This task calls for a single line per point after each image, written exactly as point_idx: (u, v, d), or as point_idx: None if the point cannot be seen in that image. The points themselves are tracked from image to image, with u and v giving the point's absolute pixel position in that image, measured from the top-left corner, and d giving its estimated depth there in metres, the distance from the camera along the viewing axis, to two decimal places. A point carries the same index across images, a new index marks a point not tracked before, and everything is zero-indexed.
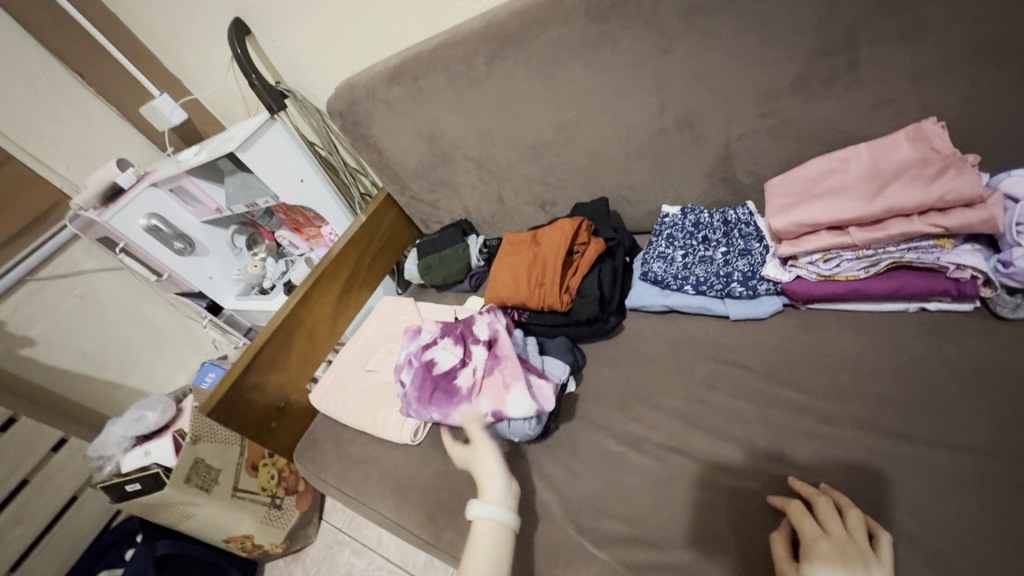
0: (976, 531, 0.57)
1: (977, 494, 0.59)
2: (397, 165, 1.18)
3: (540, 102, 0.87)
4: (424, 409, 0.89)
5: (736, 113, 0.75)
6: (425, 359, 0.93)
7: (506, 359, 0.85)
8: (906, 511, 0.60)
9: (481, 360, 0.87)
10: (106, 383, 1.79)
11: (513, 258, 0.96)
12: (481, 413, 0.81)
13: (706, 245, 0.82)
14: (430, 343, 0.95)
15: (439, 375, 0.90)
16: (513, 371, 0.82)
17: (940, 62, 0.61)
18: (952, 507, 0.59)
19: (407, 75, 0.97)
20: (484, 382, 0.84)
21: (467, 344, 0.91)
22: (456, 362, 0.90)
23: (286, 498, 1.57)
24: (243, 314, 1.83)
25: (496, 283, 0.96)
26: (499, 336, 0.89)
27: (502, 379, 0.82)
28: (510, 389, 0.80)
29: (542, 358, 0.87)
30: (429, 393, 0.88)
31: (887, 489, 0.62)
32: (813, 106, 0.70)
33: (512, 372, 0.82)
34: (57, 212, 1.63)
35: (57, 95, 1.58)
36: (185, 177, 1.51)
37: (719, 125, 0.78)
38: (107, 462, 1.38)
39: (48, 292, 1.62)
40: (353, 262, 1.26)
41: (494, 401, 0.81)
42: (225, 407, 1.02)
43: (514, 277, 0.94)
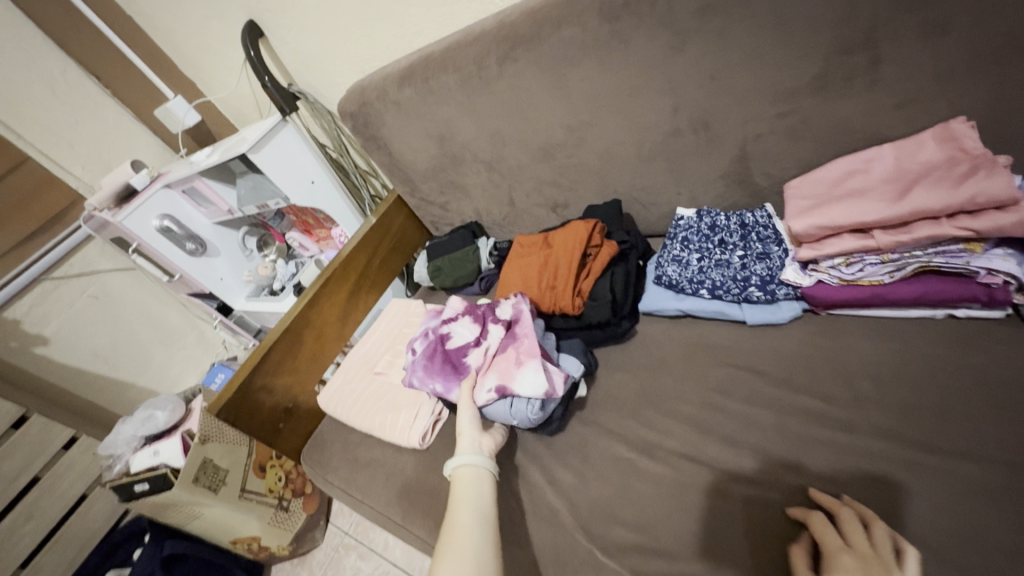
0: (1009, 550, 0.54)
1: (1010, 510, 0.56)
2: (407, 167, 1.17)
3: (552, 103, 0.86)
4: (428, 379, 0.86)
5: (753, 114, 0.73)
6: (441, 332, 0.90)
7: (523, 340, 0.82)
8: (933, 527, 0.57)
9: (497, 338, 0.85)
10: (117, 383, 1.80)
11: (524, 261, 0.95)
12: (486, 388, 0.79)
13: (723, 248, 0.80)
14: (448, 317, 0.92)
15: (451, 350, 0.87)
16: (528, 351, 0.80)
17: (969, 60, 0.59)
18: (982, 524, 0.56)
19: (417, 76, 0.96)
20: (496, 360, 0.82)
21: (484, 323, 0.88)
22: (470, 339, 0.87)
23: (293, 500, 1.56)
24: (253, 315, 1.83)
25: (506, 286, 0.95)
26: (521, 318, 0.87)
27: (515, 358, 0.80)
28: (522, 367, 0.78)
29: (556, 351, 0.85)
30: (437, 363, 0.86)
31: (912, 503, 0.60)
32: (834, 106, 0.68)
33: (527, 350, 0.80)
34: (72, 213, 1.65)
35: (74, 98, 1.60)
36: (197, 178, 1.52)
37: (736, 126, 0.75)
38: (117, 461, 1.38)
39: (63, 292, 1.64)
40: (363, 263, 1.26)
41: (502, 377, 0.79)
42: (233, 406, 1.01)
43: (525, 280, 0.92)
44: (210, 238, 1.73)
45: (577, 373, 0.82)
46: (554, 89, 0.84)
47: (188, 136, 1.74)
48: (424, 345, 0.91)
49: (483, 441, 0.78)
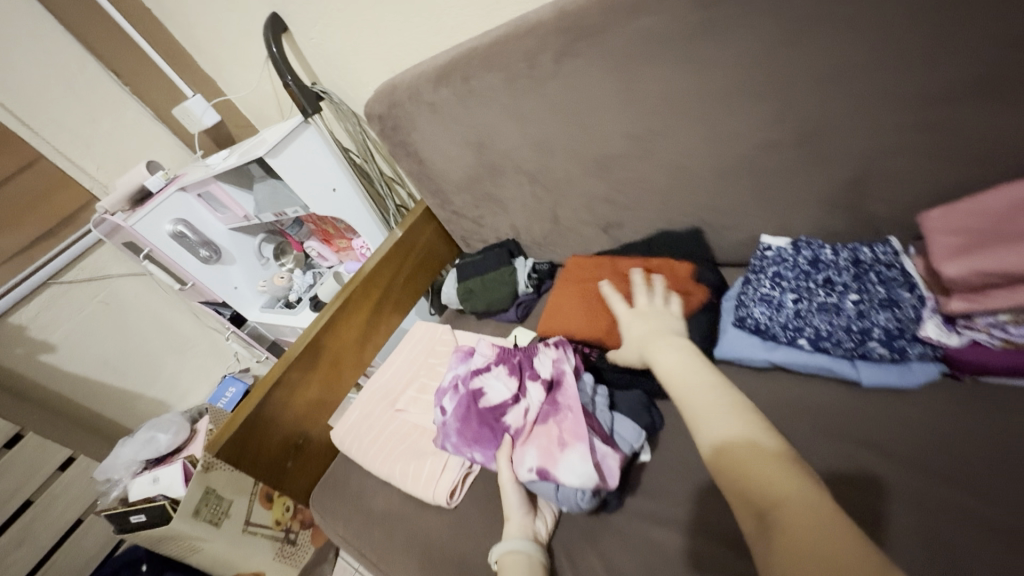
0: None
1: None
2: (439, 176, 1.04)
3: (617, 106, 0.72)
4: (465, 445, 0.77)
5: (878, 125, 0.59)
6: (473, 386, 0.79)
7: (566, 410, 0.69)
8: None
9: (537, 402, 0.72)
10: (124, 394, 1.70)
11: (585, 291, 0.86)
12: (525, 467, 0.67)
13: (829, 289, 0.65)
14: (481, 368, 0.81)
15: (485, 410, 0.76)
16: (572, 429, 0.66)
17: None
18: None
19: (456, 74, 0.83)
20: (536, 430, 0.70)
21: (523, 378, 0.76)
22: (507, 398, 0.75)
23: (300, 532, 1.44)
24: (267, 327, 1.72)
25: (558, 317, 0.87)
26: (564, 377, 0.73)
27: (557, 434, 0.67)
28: (565, 449, 0.64)
29: (611, 415, 0.71)
30: (473, 427, 0.76)
31: None
32: (999, 117, 0.52)
33: (571, 429, 0.66)
34: (84, 214, 1.56)
35: (89, 93, 1.51)
36: (213, 182, 1.42)
37: (854, 140, 0.61)
38: (114, 487, 1.28)
39: (71, 297, 1.55)
40: (385, 282, 1.14)
41: (543, 458, 0.66)
42: (237, 444, 0.89)
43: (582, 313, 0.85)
44: (225, 245, 1.63)
45: (638, 444, 0.67)
46: (622, 90, 0.70)
47: (206, 136, 1.65)
48: (456, 401, 0.80)
49: (537, 528, 0.68)
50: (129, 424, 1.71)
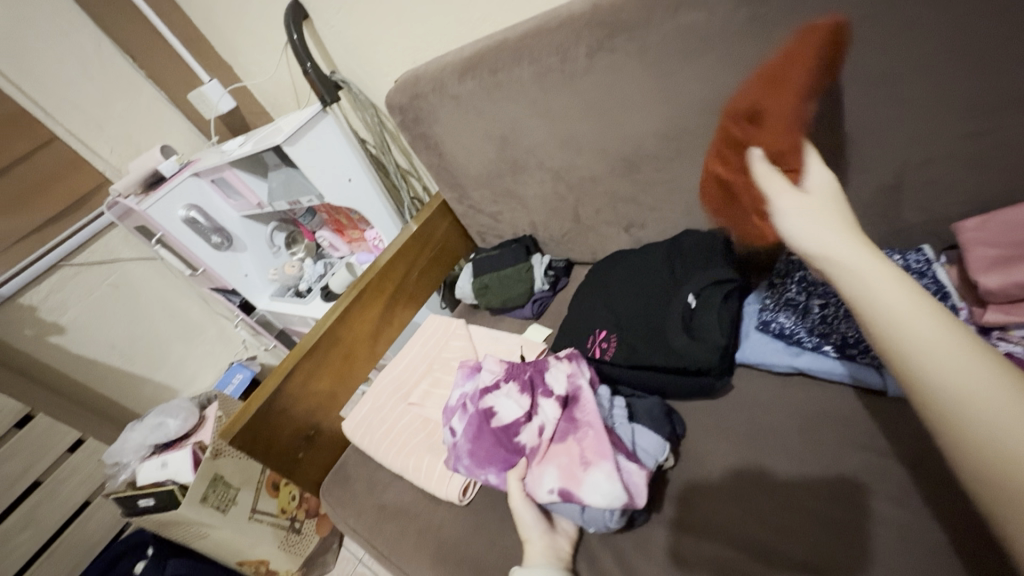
0: None
1: None
2: (459, 170, 1.04)
3: (649, 105, 0.72)
4: (478, 466, 0.75)
5: (918, 129, 0.58)
6: (482, 406, 0.76)
7: (586, 427, 0.68)
8: None
9: (553, 420, 0.71)
10: (132, 378, 1.70)
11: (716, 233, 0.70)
12: (547, 488, 0.67)
13: None
14: (490, 386, 0.78)
15: (498, 430, 0.74)
16: (594, 447, 0.65)
17: None
18: None
19: (484, 67, 0.82)
20: (555, 449, 0.69)
21: (535, 395, 0.74)
22: (520, 416, 0.73)
23: (306, 522, 1.44)
24: (277, 316, 1.72)
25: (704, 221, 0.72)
26: (579, 393, 0.73)
27: (578, 453, 0.66)
28: (588, 469, 0.64)
29: (631, 428, 0.70)
30: (487, 448, 0.74)
31: None
32: None
33: (593, 446, 0.66)
34: (97, 197, 1.56)
35: (106, 76, 1.51)
36: (227, 169, 1.41)
37: (892, 145, 0.60)
38: (123, 470, 1.30)
39: (82, 279, 1.55)
40: (400, 276, 1.13)
41: (565, 478, 0.66)
42: (249, 433, 0.89)
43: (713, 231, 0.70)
44: (237, 232, 1.63)
45: (662, 459, 0.67)
46: (657, 88, 0.70)
47: (221, 123, 1.64)
48: (466, 421, 0.78)
49: (561, 545, 0.68)
50: (137, 408, 1.71)
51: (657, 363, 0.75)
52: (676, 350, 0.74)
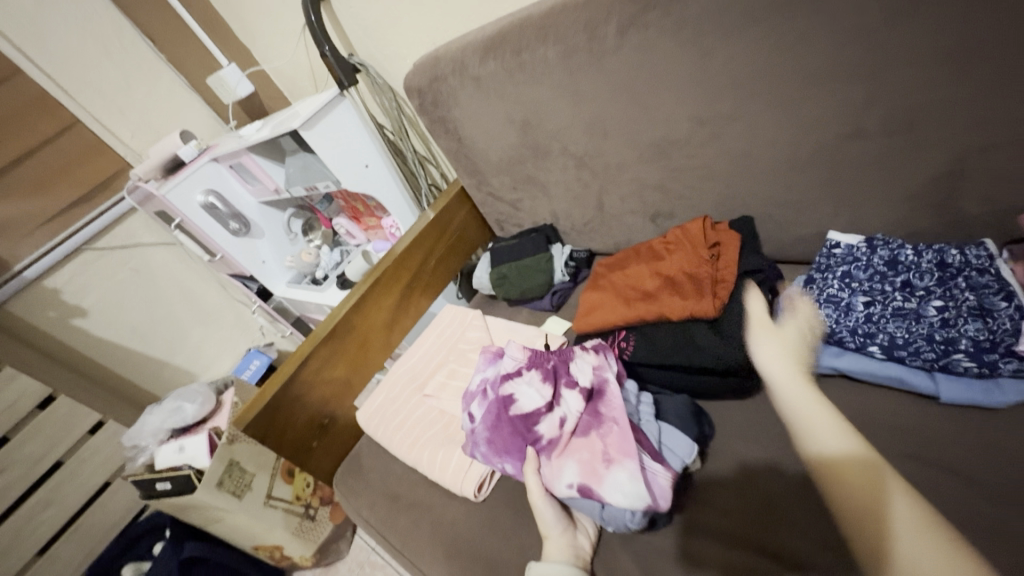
0: None
1: None
2: (478, 156, 1.00)
3: (682, 86, 0.67)
4: (494, 455, 0.72)
5: (986, 110, 0.53)
6: (502, 393, 0.74)
7: (610, 422, 0.65)
8: None
9: (575, 412, 0.68)
10: (152, 362, 1.71)
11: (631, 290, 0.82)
12: (565, 482, 0.63)
13: (908, 293, 0.61)
14: (511, 374, 0.76)
15: (517, 418, 0.71)
16: (618, 443, 0.62)
17: None
18: None
19: (507, 46, 0.79)
20: (576, 443, 0.66)
21: (558, 386, 0.72)
22: (541, 406, 0.70)
23: (320, 509, 1.45)
24: (293, 303, 1.72)
25: (614, 302, 0.83)
26: (606, 386, 0.69)
27: (601, 448, 0.63)
28: (611, 466, 0.61)
29: (656, 425, 0.67)
30: (504, 437, 0.71)
31: None
32: None
33: (617, 444, 0.62)
34: (118, 181, 1.56)
35: (127, 60, 1.50)
36: (245, 153, 1.40)
37: (953, 128, 0.55)
38: (141, 453, 1.31)
39: (103, 263, 1.56)
40: (417, 264, 1.11)
41: (586, 473, 0.62)
42: (263, 421, 0.88)
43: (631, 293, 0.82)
44: (254, 218, 1.62)
45: (690, 459, 0.63)
46: (692, 66, 0.65)
47: (239, 108, 1.63)
48: (484, 408, 0.76)
49: (579, 542, 0.64)
50: (157, 392, 1.73)
51: (683, 365, 0.71)
52: (703, 351, 0.69)
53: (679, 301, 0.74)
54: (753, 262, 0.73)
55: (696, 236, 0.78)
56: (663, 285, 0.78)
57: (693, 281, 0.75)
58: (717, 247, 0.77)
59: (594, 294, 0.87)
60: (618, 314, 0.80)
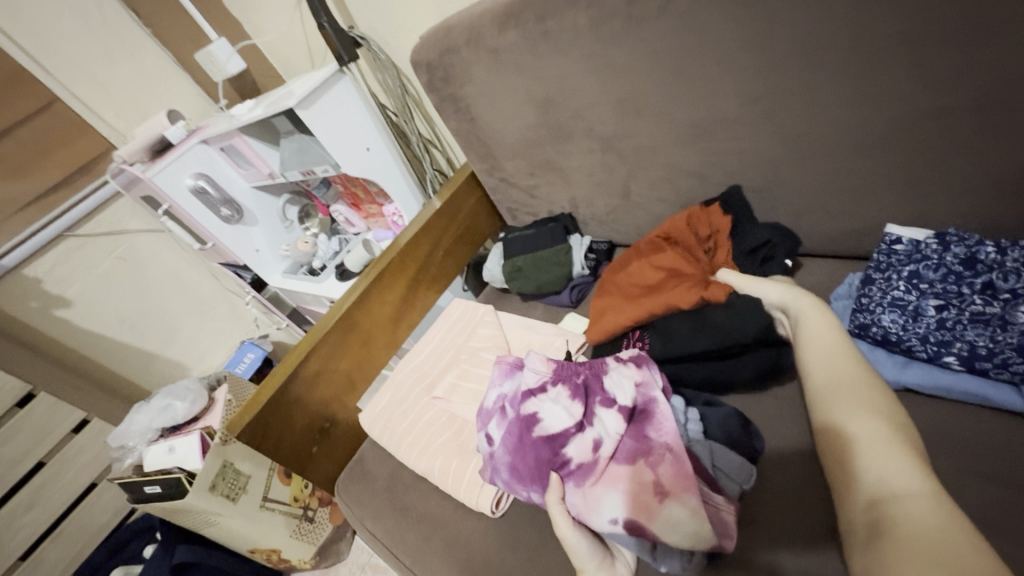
0: None
1: None
2: (492, 138, 0.92)
3: (734, 57, 0.59)
4: (517, 481, 0.66)
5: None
6: (525, 411, 0.67)
7: (661, 449, 0.59)
8: None
9: (614, 435, 0.62)
10: (141, 355, 1.63)
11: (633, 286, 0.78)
12: (608, 517, 0.57)
13: (991, 296, 0.53)
14: (534, 389, 0.69)
15: (543, 440, 0.64)
16: (672, 473, 0.56)
17: None
18: None
19: (530, 13, 0.70)
20: (617, 470, 0.60)
21: (591, 404, 0.65)
22: (571, 426, 0.64)
23: (319, 510, 1.38)
24: (289, 294, 1.64)
25: (617, 302, 0.78)
26: (651, 407, 0.63)
27: (650, 479, 0.57)
28: (665, 502, 0.55)
29: (707, 445, 0.60)
30: (528, 462, 0.65)
31: None
32: None
33: (671, 475, 0.56)
34: (101, 164, 1.47)
35: (108, 32, 1.40)
36: (237, 135, 1.31)
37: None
38: (129, 453, 1.24)
39: (87, 251, 1.47)
40: (423, 256, 1.03)
41: (634, 508, 0.56)
42: (259, 429, 0.81)
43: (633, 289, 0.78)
44: (247, 205, 1.53)
45: (747, 484, 0.58)
46: (748, 32, 0.57)
47: (230, 86, 1.53)
48: (505, 427, 0.69)
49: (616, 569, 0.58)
50: (147, 387, 1.66)
51: (703, 351, 0.67)
52: (717, 331, 0.66)
53: (686, 288, 0.71)
54: (759, 236, 0.71)
55: (691, 229, 0.76)
56: (668, 279, 0.74)
57: (697, 270, 0.73)
58: (712, 241, 0.76)
59: (603, 297, 0.83)
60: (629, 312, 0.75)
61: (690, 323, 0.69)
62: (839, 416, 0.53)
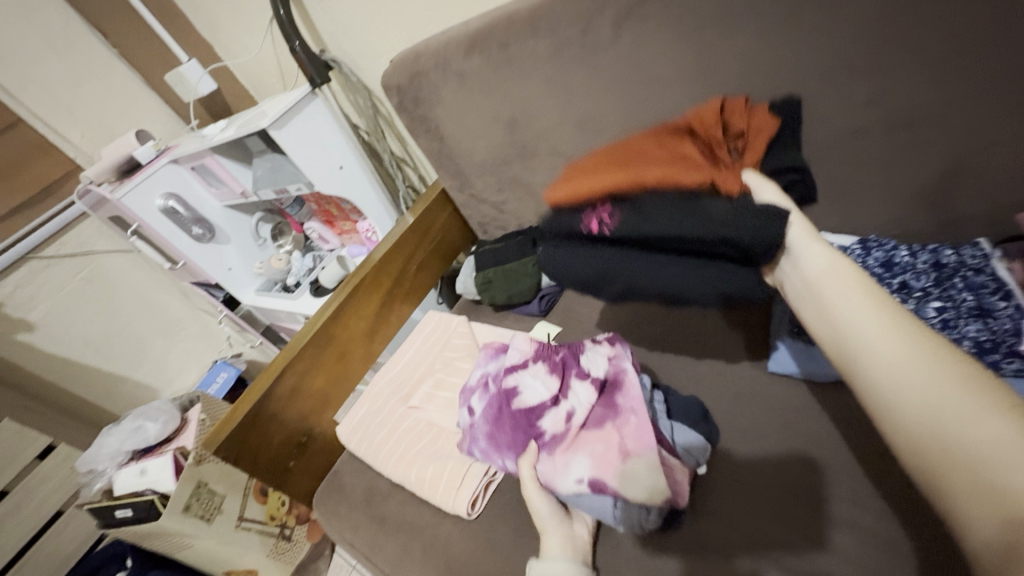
0: None
1: None
2: (461, 156, 0.96)
3: (677, 83, 0.66)
4: (495, 450, 0.71)
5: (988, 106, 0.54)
6: (506, 385, 0.72)
7: (627, 412, 0.63)
8: None
9: (585, 404, 0.66)
10: (108, 378, 1.60)
11: (640, 151, 0.55)
12: (574, 478, 0.62)
13: (906, 295, 0.60)
14: (516, 365, 0.74)
15: (519, 411, 0.69)
16: (635, 435, 0.61)
17: None
18: None
19: (493, 41, 0.76)
20: (586, 436, 0.64)
21: (566, 377, 0.70)
22: (546, 398, 0.68)
23: (296, 528, 1.37)
24: (263, 311, 1.63)
25: (603, 165, 0.54)
26: (621, 377, 0.67)
27: (617, 442, 0.62)
28: (627, 461, 0.60)
29: (671, 424, 0.66)
30: (505, 431, 0.70)
31: None
32: None
33: (634, 437, 0.61)
34: (67, 185, 1.45)
35: (75, 53, 1.39)
36: (208, 155, 1.32)
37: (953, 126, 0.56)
38: (98, 478, 1.21)
39: (52, 273, 1.44)
40: (397, 270, 1.06)
41: (598, 468, 0.61)
42: (235, 443, 0.82)
43: (636, 153, 0.55)
44: (219, 223, 1.53)
45: (702, 458, 0.64)
46: (691, 63, 0.64)
47: (201, 106, 1.54)
48: (486, 401, 0.74)
49: (577, 531, 0.65)
50: (115, 410, 1.62)
51: (669, 238, 0.50)
52: (720, 218, 0.49)
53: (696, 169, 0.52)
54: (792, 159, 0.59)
55: (719, 114, 0.58)
56: (669, 156, 0.53)
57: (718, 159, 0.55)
58: (740, 138, 0.58)
59: (578, 164, 0.59)
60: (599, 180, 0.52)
61: (673, 199, 0.51)
62: (930, 406, 0.41)
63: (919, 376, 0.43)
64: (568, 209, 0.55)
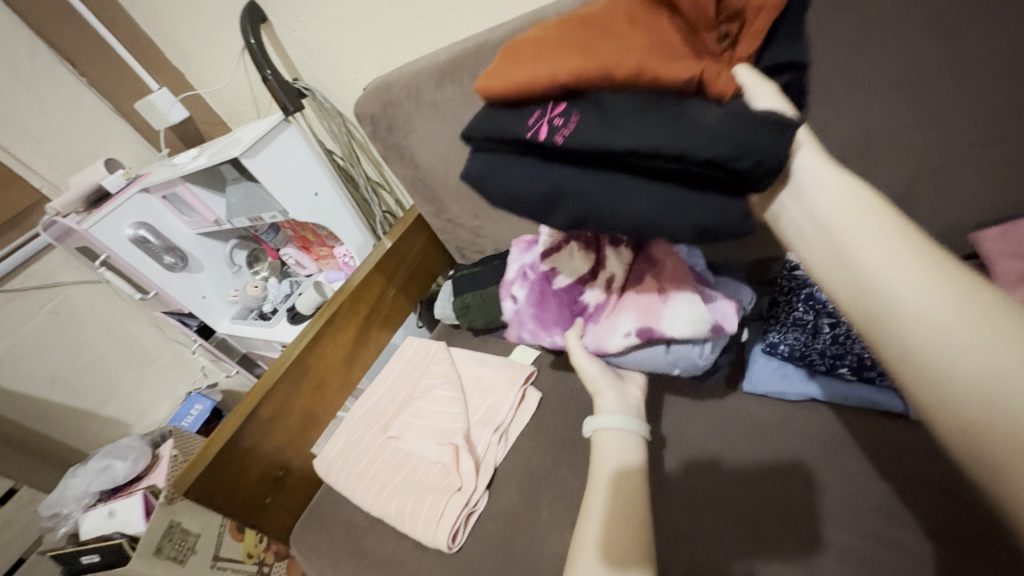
0: None
1: None
2: (436, 183, 0.97)
3: None
4: (544, 326, 0.84)
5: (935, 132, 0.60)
6: (545, 269, 0.84)
7: (665, 258, 0.73)
8: None
9: (624, 268, 0.77)
10: (76, 414, 1.54)
11: (609, 37, 0.45)
12: (623, 332, 0.71)
13: None
14: (553, 249, 0.84)
15: (561, 290, 0.82)
16: (673, 278, 0.70)
17: None
18: None
19: (464, 72, 0.77)
20: (629, 296, 0.74)
21: (600, 248, 0.80)
22: (585, 273, 0.81)
23: (275, 565, 1.32)
24: (239, 340, 1.60)
25: (565, 53, 0.46)
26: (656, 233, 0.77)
27: (657, 288, 0.71)
28: (669, 303, 0.69)
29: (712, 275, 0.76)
30: (551, 309, 0.83)
31: None
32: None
33: (673, 281, 0.70)
34: (31, 216, 1.41)
35: (41, 82, 1.37)
36: (180, 183, 1.30)
37: (904, 152, 0.63)
38: (63, 522, 1.15)
39: (15, 307, 1.39)
40: (375, 296, 1.05)
41: (643, 317, 0.70)
42: (207, 483, 0.79)
43: (605, 37, 0.45)
44: (192, 251, 1.51)
45: (748, 301, 0.75)
46: None
47: (173, 133, 1.52)
48: (528, 288, 0.86)
49: (629, 391, 0.73)
50: (82, 448, 1.55)
51: (632, 153, 0.43)
52: (697, 127, 0.41)
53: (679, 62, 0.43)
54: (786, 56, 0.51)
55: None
56: (650, 40, 0.44)
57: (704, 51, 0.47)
58: (735, 20, 0.49)
59: (537, 37, 0.50)
60: (555, 71, 0.45)
61: (642, 100, 0.44)
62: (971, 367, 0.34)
63: (981, 332, 0.34)
64: (517, 103, 0.50)
